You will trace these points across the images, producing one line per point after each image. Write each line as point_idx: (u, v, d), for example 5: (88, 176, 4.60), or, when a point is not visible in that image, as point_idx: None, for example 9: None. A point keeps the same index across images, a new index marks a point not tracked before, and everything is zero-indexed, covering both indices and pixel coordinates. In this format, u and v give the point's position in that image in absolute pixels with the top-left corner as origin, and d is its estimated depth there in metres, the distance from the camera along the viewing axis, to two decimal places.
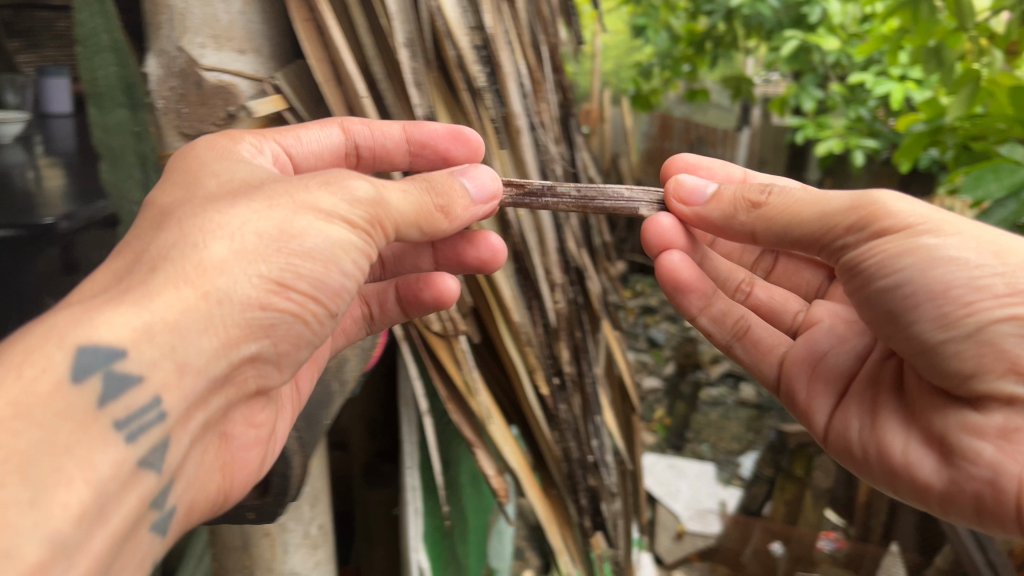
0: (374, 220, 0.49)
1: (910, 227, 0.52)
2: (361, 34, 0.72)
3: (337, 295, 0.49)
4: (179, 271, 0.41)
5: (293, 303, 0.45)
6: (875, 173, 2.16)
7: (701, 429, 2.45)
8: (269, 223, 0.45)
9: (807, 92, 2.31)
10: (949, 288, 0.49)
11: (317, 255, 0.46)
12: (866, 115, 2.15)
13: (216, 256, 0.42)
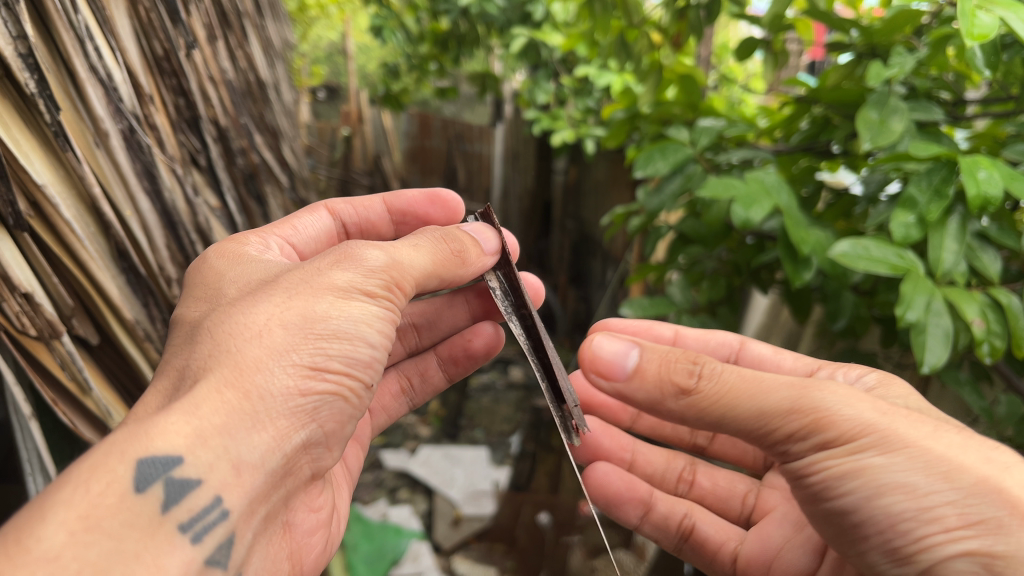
0: (390, 285, 0.72)
1: (854, 441, 0.65)
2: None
3: (372, 364, 0.71)
4: (217, 379, 0.59)
5: (335, 380, 0.66)
6: (614, 162, 2.64)
7: (474, 418, 3.22)
8: (294, 313, 0.65)
9: (540, 86, 2.66)
10: (901, 513, 0.64)
11: (347, 332, 0.67)
12: (593, 107, 2.54)
13: (267, 355, 0.62)
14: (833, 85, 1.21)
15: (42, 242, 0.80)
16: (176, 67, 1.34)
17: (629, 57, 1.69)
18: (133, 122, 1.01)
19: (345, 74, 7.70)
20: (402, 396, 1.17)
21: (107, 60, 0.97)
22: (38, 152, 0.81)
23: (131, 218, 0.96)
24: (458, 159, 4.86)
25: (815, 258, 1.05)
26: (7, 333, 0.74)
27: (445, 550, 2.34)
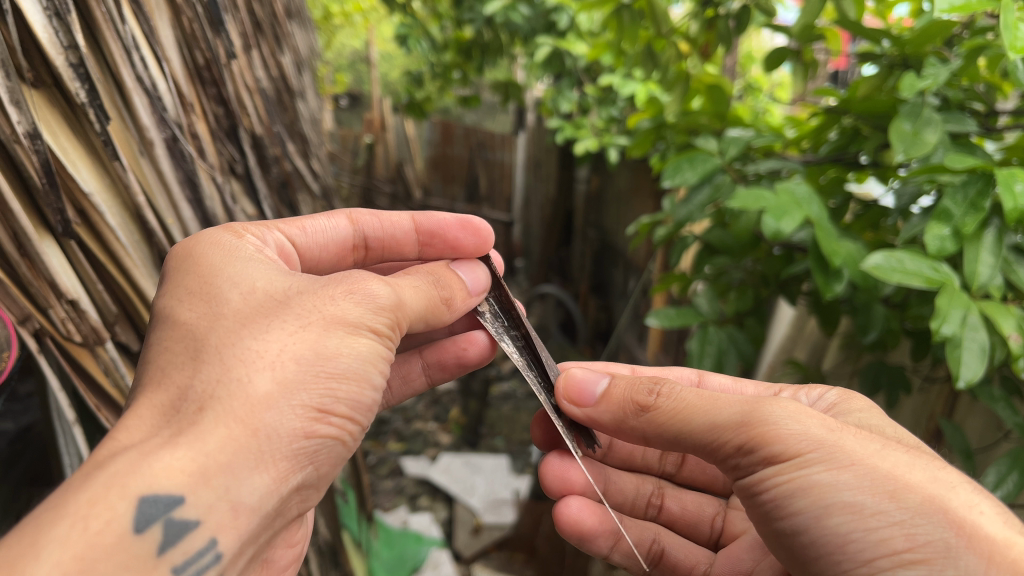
0: (390, 323, 0.74)
1: (799, 454, 0.66)
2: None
3: (366, 407, 0.72)
4: (228, 411, 0.59)
5: (335, 424, 0.67)
6: (637, 171, 2.65)
7: (495, 427, 3.22)
8: (305, 346, 0.65)
9: (564, 95, 2.67)
10: (843, 532, 0.64)
11: (351, 374, 0.68)
12: (616, 115, 2.54)
13: (279, 392, 0.62)
14: (864, 95, 1.19)
15: (89, 249, 0.90)
16: (217, 77, 1.41)
17: (655, 66, 1.68)
18: (178, 133, 1.09)
19: (367, 83, 7.78)
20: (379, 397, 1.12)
21: (152, 67, 1.05)
22: (86, 160, 0.91)
23: (171, 226, 1.06)
24: (480, 168, 4.88)
25: (846, 270, 1.04)
26: (56, 339, 0.83)
27: (466, 558, 2.33)
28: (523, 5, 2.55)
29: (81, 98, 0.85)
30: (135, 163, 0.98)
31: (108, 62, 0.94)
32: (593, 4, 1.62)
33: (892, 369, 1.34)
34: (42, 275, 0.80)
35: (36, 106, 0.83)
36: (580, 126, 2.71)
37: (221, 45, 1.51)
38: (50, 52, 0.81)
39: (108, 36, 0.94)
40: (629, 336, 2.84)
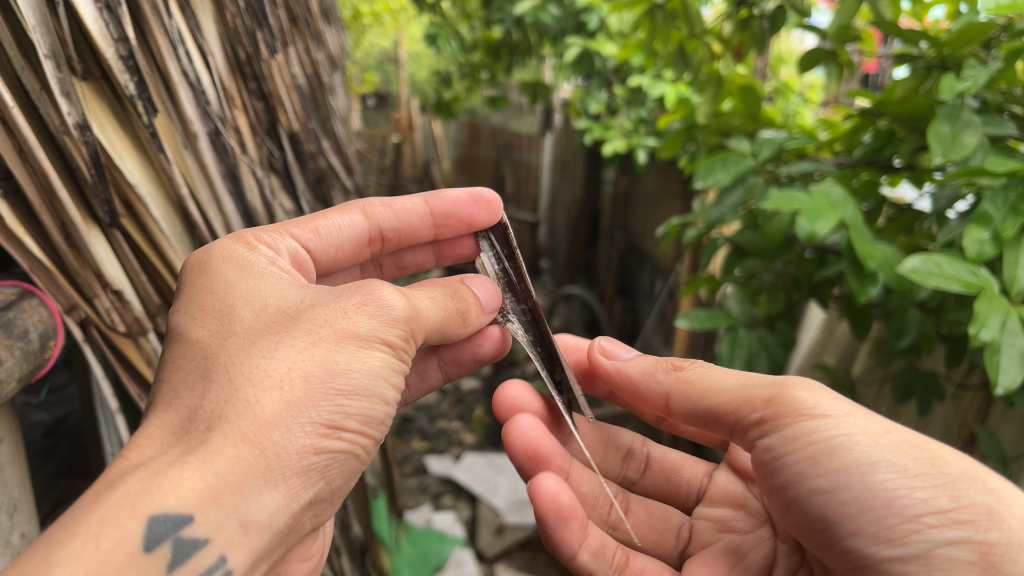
0: (404, 333, 0.74)
1: (837, 422, 0.75)
2: (6, 47, 0.81)
3: (381, 421, 0.73)
4: (235, 432, 0.61)
5: (347, 439, 0.68)
6: (665, 172, 2.64)
7: (520, 427, 3.22)
8: (315, 363, 0.67)
9: (594, 95, 2.67)
10: (882, 493, 0.71)
11: (362, 387, 0.69)
12: (645, 116, 2.53)
13: (288, 410, 0.64)
14: (900, 97, 1.17)
15: (134, 238, 1.03)
16: (257, 71, 1.48)
17: (687, 67, 1.65)
18: (220, 126, 1.21)
19: (396, 84, 7.82)
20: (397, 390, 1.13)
21: (196, 64, 1.17)
22: (132, 151, 1.03)
23: (213, 218, 1.17)
24: (507, 168, 4.89)
25: (881, 273, 1.02)
26: (100, 327, 0.97)
27: (489, 558, 2.34)
28: (553, 5, 2.55)
29: (128, 88, 0.97)
30: (178, 155, 1.11)
31: (157, 58, 1.06)
32: (624, 5, 1.61)
33: (924, 375, 1.31)
34: (88, 265, 0.93)
35: (89, 101, 0.96)
36: (608, 127, 2.71)
37: (258, 42, 1.55)
38: (101, 47, 0.93)
39: (155, 36, 1.05)
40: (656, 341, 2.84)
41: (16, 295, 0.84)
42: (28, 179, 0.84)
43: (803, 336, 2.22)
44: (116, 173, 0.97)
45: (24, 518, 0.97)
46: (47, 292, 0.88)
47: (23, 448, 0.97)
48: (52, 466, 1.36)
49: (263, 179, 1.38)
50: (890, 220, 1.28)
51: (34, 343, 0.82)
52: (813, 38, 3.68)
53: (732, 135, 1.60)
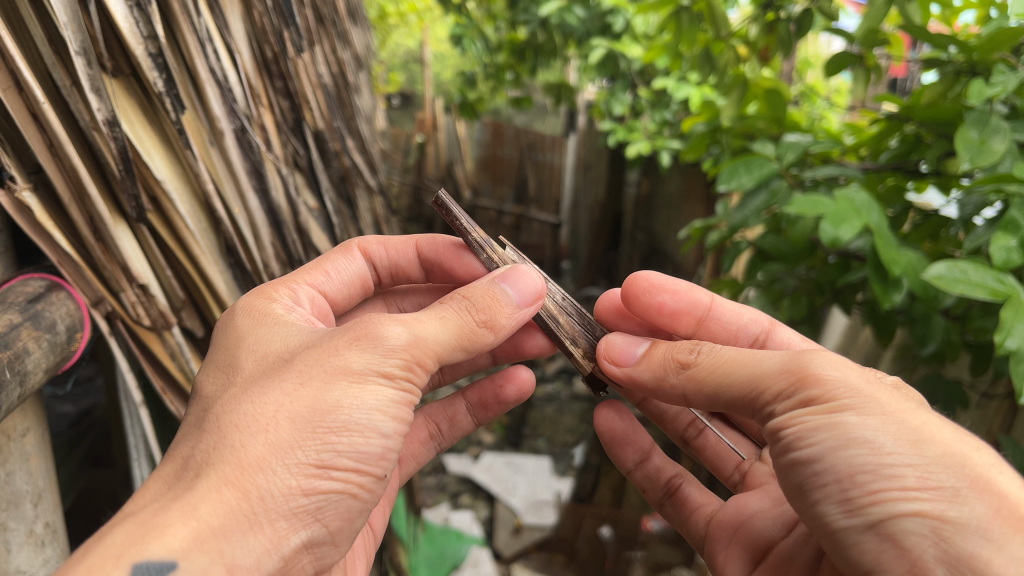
0: (411, 365, 0.72)
1: (833, 401, 0.67)
2: (38, 45, 0.83)
3: (386, 457, 0.72)
4: (219, 477, 0.62)
5: (343, 478, 0.68)
6: (689, 176, 2.64)
7: (538, 428, 3.24)
8: (303, 404, 0.67)
9: (618, 97, 2.68)
10: (855, 473, 0.64)
11: (359, 423, 0.69)
12: (669, 118, 2.54)
13: (272, 452, 0.65)
14: (927, 103, 1.16)
15: (160, 234, 1.05)
16: (284, 70, 1.49)
17: (712, 70, 1.65)
18: (246, 124, 1.23)
19: (420, 84, 7.86)
20: (432, 442, 1.13)
21: (224, 62, 1.19)
22: (159, 148, 1.05)
23: (238, 214, 1.16)
24: (529, 169, 4.89)
25: (906, 279, 1.02)
26: (125, 319, 0.98)
27: (506, 558, 2.34)
28: (579, 6, 2.56)
29: (158, 86, 0.98)
30: (203, 153, 1.12)
31: (185, 56, 1.08)
32: (650, 7, 1.60)
33: (948, 382, 1.30)
34: (116, 259, 0.95)
35: (118, 97, 0.98)
36: (632, 129, 2.71)
37: (288, 42, 1.57)
38: (130, 43, 0.93)
39: (183, 35, 1.07)
40: None
41: (45, 288, 0.87)
42: (57, 174, 0.86)
43: (827, 338, 2.21)
44: (143, 169, 0.99)
45: (49, 508, 0.99)
46: (75, 286, 0.91)
47: (48, 438, 0.98)
48: (77, 456, 1.38)
49: (287, 176, 1.39)
50: (915, 226, 1.26)
51: (62, 335, 0.85)
52: (840, 42, 3.66)
53: (756, 139, 1.59)
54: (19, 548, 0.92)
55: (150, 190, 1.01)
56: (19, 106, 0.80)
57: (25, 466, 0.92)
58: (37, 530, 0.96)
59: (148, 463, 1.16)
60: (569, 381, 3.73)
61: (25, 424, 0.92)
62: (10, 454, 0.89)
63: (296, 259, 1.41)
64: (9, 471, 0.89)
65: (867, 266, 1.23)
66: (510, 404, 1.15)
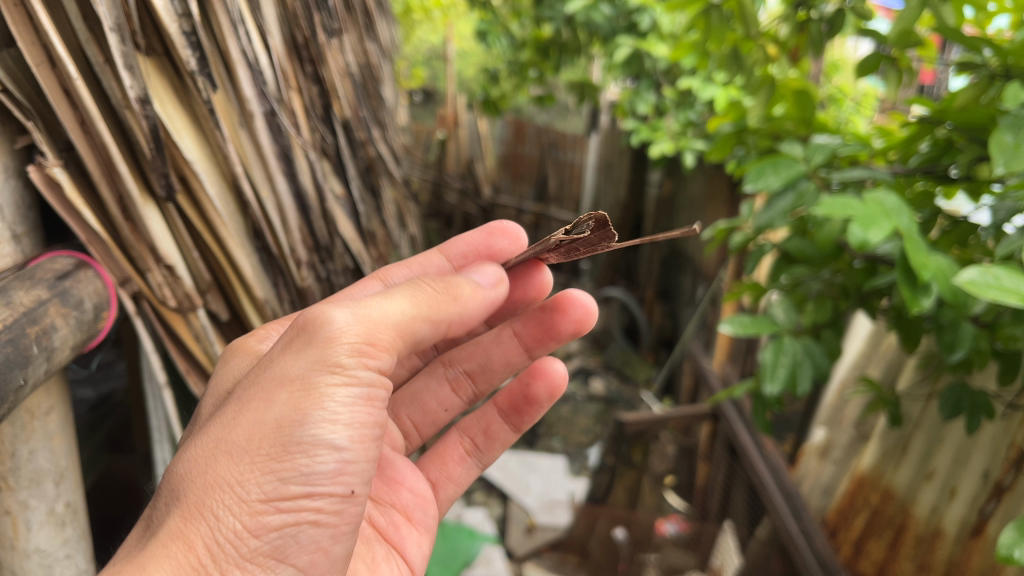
0: (361, 348, 0.69)
1: None
2: (71, 18, 0.86)
3: (346, 471, 0.69)
4: (163, 536, 0.62)
5: (294, 507, 0.66)
6: (712, 177, 2.62)
7: (552, 427, 3.23)
8: (242, 437, 0.66)
9: (642, 96, 2.67)
10: None
11: (303, 445, 0.66)
12: (695, 119, 2.52)
13: (212, 493, 0.63)
14: (960, 106, 1.13)
15: (187, 214, 1.06)
16: (315, 56, 1.50)
17: (740, 70, 1.61)
18: (276, 107, 1.22)
19: (443, 81, 7.88)
20: (470, 460, 1.17)
21: (256, 45, 1.19)
22: (190, 128, 1.06)
23: (266, 197, 1.16)
24: (550, 167, 4.88)
25: (936, 284, 0.99)
26: (151, 299, 1.02)
27: (518, 557, 2.41)
28: (605, 3, 2.55)
29: (191, 65, 1.00)
30: (232, 135, 1.13)
31: (217, 36, 1.09)
32: (679, 4, 1.58)
33: (974, 392, 1.27)
34: (143, 239, 0.99)
35: (151, 76, 1.00)
36: (656, 129, 2.70)
37: (319, 32, 1.58)
38: (165, 21, 0.95)
39: (217, 12, 1.07)
40: (692, 344, 2.84)
41: (73, 265, 0.92)
42: (87, 150, 0.91)
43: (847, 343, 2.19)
44: (172, 151, 1.01)
45: (70, 488, 0.98)
46: (102, 264, 0.96)
47: (72, 417, 0.99)
48: (95, 441, 1.40)
49: (316, 163, 1.37)
50: (942, 232, 1.23)
51: (87, 313, 0.89)
52: (868, 47, 3.62)
53: (784, 140, 1.57)
54: (39, 527, 0.93)
55: (179, 171, 1.04)
56: (49, 80, 0.84)
57: (48, 444, 0.93)
58: (58, 510, 0.96)
59: (170, 446, 1.17)
60: (586, 381, 3.72)
61: (49, 402, 0.93)
62: (33, 432, 0.90)
63: (323, 245, 1.37)
64: (32, 449, 0.91)
65: (895, 271, 1.20)
66: (545, 402, 1.15)
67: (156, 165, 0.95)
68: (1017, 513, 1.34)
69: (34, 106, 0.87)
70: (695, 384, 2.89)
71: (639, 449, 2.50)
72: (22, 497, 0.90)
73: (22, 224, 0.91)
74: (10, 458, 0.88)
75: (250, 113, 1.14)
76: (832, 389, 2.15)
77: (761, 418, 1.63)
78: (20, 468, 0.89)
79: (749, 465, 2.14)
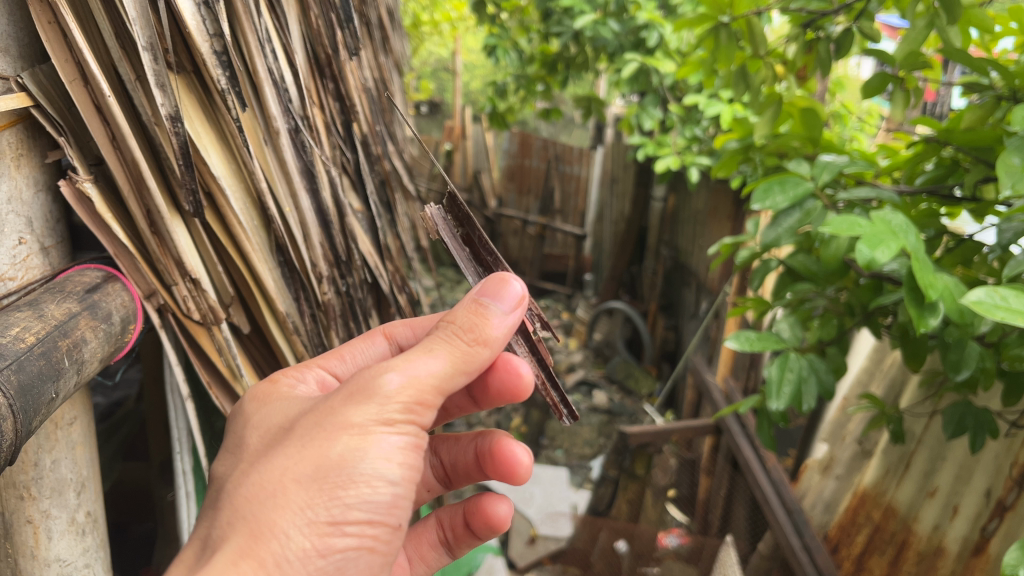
0: (411, 408, 0.69)
1: None
2: (105, 38, 0.90)
3: (398, 505, 0.70)
4: (232, 551, 0.61)
5: (356, 532, 0.67)
6: (716, 193, 2.64)
7: (555, 440, 3.25)
8: (306, 465, 0.65)
9: (648, 111, 2.70)
10: None
11: (365, 475, 0.67)
12: (701, 135, 2.55)
13: (283, 514, 0.63)
14: (968, 127, 1.15)
15: (212, 229, 1.10)
16: (336, 72, 1.54)
17: (748, 88, 1.60)
18: (300, 124, 1.26)
19: (449, 93, 7.95)
20: (442, 547, 1.09)
21: (281, 62, 1.23)
22: (217, 145, 1.09)
23: (289, 213, 1.19)
24: (555, 180, 4.92)
25: (943, 304, 1.00)
26: (177, 313, 1.05)
27: (519, 568, 2.51)
28: (613, 19, 2.58)
29: (222, 84, 1.03)
30: (258, 152, 1.17)
31: (245, 55, 1.12)
32: (689, 23, 1.60)
33: (977, 410, 1.27)
34: (169, 253, 1.02)
35: (182, 95, 1.04)
36: (661, 144, 2.72)
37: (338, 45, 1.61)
38: (197, 41, 0.99)
39: (246, 32, 1.11)
40: (695, 358, 2.86)
41: (102, 278, 0.96)
42: (117, 165, 0.94)
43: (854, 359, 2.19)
44: (200, 167, 1.05)
45: (91, 497, 1.00)
46: (129, 277, 1.01)
47: (93, 427, 1.01)
48: (110, 449, 1.42)
49: (336, 177, 1.40)
50: (948, 250, 1.24)
51: (116, 325, 0.93)
52: (870, 65, 3.65)
53: (791, 157, 1.59)
54: (60, 535, 0.95)
55: (206, 186, 1.07)
56: (82, 97, 0.89)
57: (69, 455, 0.95)
58: (79, 519, 0.98)
59: (190, 456, 1.20)
60: (589, 394, 3.73)
61: (73, 413, 0.96)
62: (56, 441, 0.93)
63: (343, 260, 1.38)
64: (55, 459, 0.93)
65: (901, 291, 1.21)
66: (488, 535, 1.05)
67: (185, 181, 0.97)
68: (1018, 532, 1.35)
69: (66, 122, 0.90)
70: (698, 399, 2.91)
71: (643, 464, 2.50)
72: (44, 506, 0.93)
73: (51, 237, 0.95)
74: (34, 467, 0.90)
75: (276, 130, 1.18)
76: (835, 405, 2.16)
77: (766, 432, 1.63)
78: (42, 478, 0.92)
79: (752, 480, 2.15)
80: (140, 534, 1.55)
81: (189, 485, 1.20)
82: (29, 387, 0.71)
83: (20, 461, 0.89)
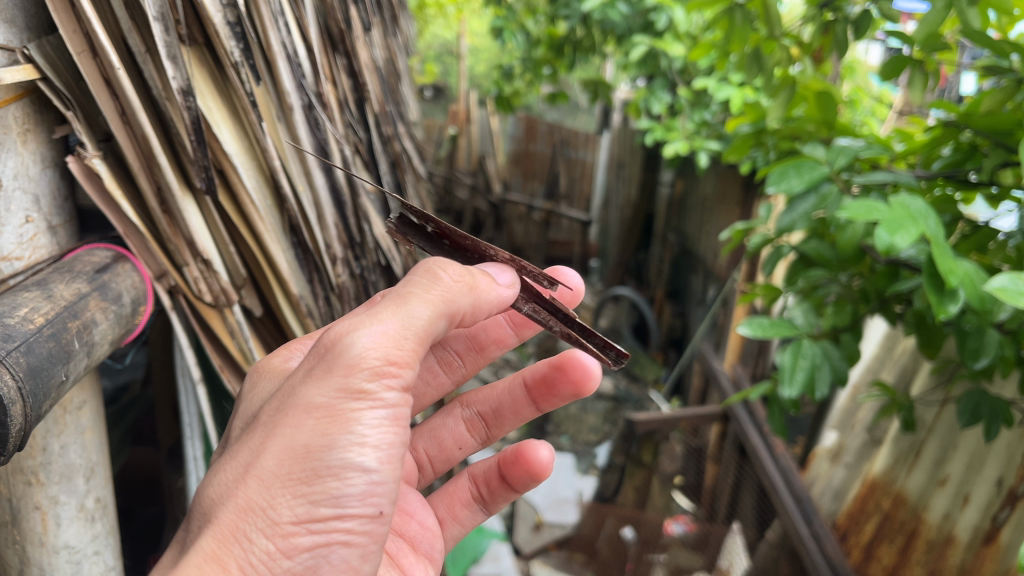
0: (383, 375, 0.63)
1: None
2: (114, 9, 0.89)
3: (376, 492, 0.64)
4: (197, 553, 0.58)
5: (327, 526, 0.62)
6: (725, 177, 2.62)
7: (562, 426, 3.24)
8: (270, 458, 0.61)
9: (657, 95, 2.68)
10: None
11: (335, 466, 0.62)
12: (711, 119, 2.52)
13: (245, 518, 0.59)
14: (987, 109, 1.11)
15: (225, 207, 1.08)
16: (347, 52, 1.53)
17: (760, 71, 1.56)
18: (314, 101, 1.24)
19: (454, 77, 7.91)
20: (476, 505, 1.07)
21: (294, 38, 1.22)
22: (229, 120, 1.08)
23: (303, 192, 1.18)
24: (563, 165, 4.90)
25: (963, 291, 0.95)
26: (187, 293, 1.04)
27: (525, 554, 2.47)
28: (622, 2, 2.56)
29: (234, 58, 1.02)
30: (273, 128, 1.15)
31: (259, 27, 1.10)
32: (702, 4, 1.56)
33: (993, 398, 1.24)
34: (181, 232, 1.01)
35: (193, 67, 1.02)
36: (670, 129, 2.69)
37: (348, 27, 1.60)
38: (207, 12, 0.97)
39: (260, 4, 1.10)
40: (704, 344, 2.85)
41: (111, 258, 0.95)
42: (127, 141, 0.93)
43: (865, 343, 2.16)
44: (212, 144, 1.03)
45: (101, 483, 1.00)
46: (140, 258, 0.99)
47: (102, 411, 1.01)
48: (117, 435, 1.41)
49: (348, 157, 1.39)
50: (964, 236, 1.20)
51: (126, 307, 0.92)
52: (878, 50, 3.63)
53: (805, 141, 1.55)
54: (69, 522, 0.94)
55: (217, 162, 1.06)
56: (90, 71, 0.87)
57: (78, 440, 0.95)
58: (88, 507, 0.97)
59: (201, 442, 1.20)
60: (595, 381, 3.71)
61: (82, 397, 0.95)
62: (65, 426, 0.93)
63: (356, 243, 1.38)
64: (63, 444, 0.93)
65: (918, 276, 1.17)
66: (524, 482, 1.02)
67: (196, 155, 0.96)
68: None
69: (74, 96, 0.89)
70: (705, 385, 2.89)
71: (650, 451, 2.48)
72: (52, 492, 0.92)
73: (58, 216, 0.94)
74: (42, 452, 0.90)
75: (289, 106, 1.17)
76: (846, 392, 2.13)
77: (776, 420, 1.61)
78: (51, 463, 0.91)
79: (762, 467, 2.13)
80: (146, 520, 1.47)
81: (200, 471, 1.19)
82: (38, 370, 0.71)
83: (28, 446, 0.89)
